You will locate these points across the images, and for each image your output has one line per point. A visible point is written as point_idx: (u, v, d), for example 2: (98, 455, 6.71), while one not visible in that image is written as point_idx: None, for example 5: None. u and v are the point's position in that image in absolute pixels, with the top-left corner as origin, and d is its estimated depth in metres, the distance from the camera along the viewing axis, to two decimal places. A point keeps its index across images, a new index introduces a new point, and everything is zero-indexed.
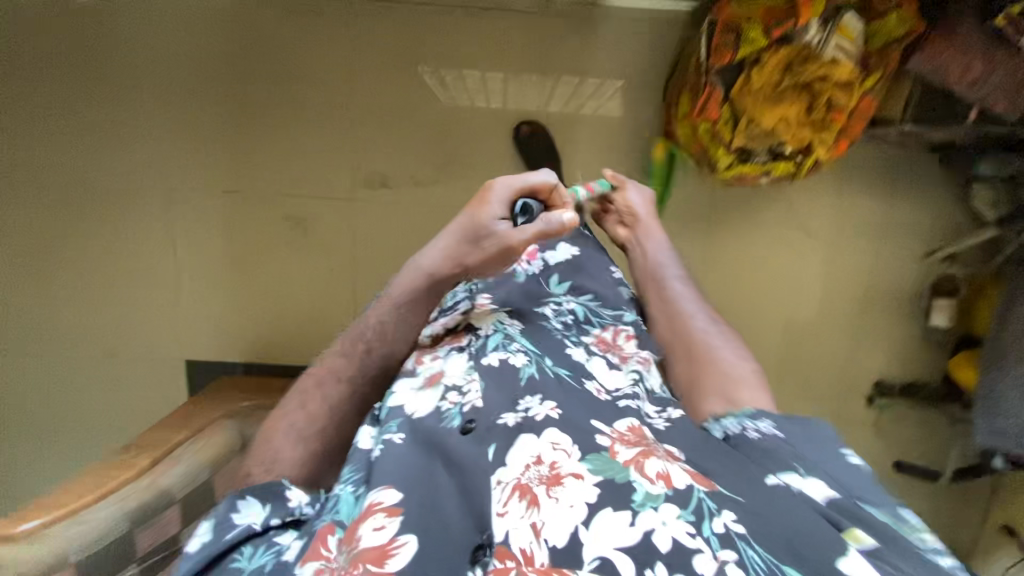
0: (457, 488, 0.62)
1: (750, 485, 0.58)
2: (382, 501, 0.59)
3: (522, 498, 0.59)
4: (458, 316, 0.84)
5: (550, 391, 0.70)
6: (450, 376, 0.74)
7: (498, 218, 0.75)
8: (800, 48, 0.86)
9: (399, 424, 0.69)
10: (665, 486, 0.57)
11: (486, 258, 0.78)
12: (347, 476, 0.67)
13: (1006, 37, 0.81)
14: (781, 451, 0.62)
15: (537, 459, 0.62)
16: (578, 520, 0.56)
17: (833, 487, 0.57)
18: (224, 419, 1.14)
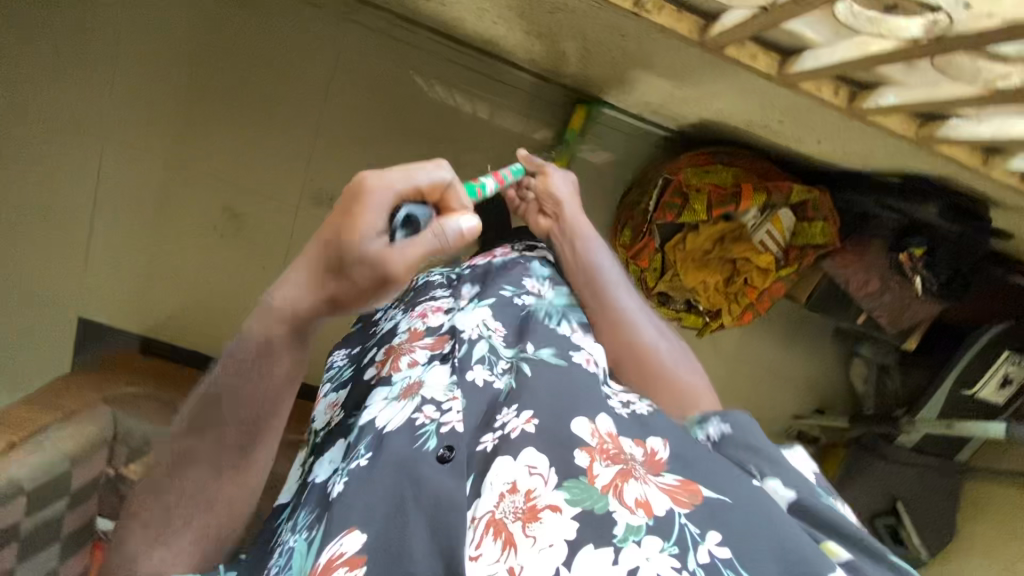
0: (423, 516, 0.42)
1: (730, 487, 0.41)
2: (342, 550, 0.40)
3: (494, 538, 0.40)
4: (440, 318, 0.65)
5: (535, 394, 0.49)
6: (428, 388, 0.53)
7: (371, 232, 0.40)
8: (735, 226, 1.03)
9: (366, 444, 0.49)
10: (648, 517, 0.39)
11: (356, 295, 0.42)
12: (299, 522, 0.47)
13: (902, 272, 1.00)
14: (737, 455, 0.47)
15: (511, 488, 0.43)
16: (559, 560, 0.38)
17: (790, 490, 0.44)
18: (97, 405, 1.00)
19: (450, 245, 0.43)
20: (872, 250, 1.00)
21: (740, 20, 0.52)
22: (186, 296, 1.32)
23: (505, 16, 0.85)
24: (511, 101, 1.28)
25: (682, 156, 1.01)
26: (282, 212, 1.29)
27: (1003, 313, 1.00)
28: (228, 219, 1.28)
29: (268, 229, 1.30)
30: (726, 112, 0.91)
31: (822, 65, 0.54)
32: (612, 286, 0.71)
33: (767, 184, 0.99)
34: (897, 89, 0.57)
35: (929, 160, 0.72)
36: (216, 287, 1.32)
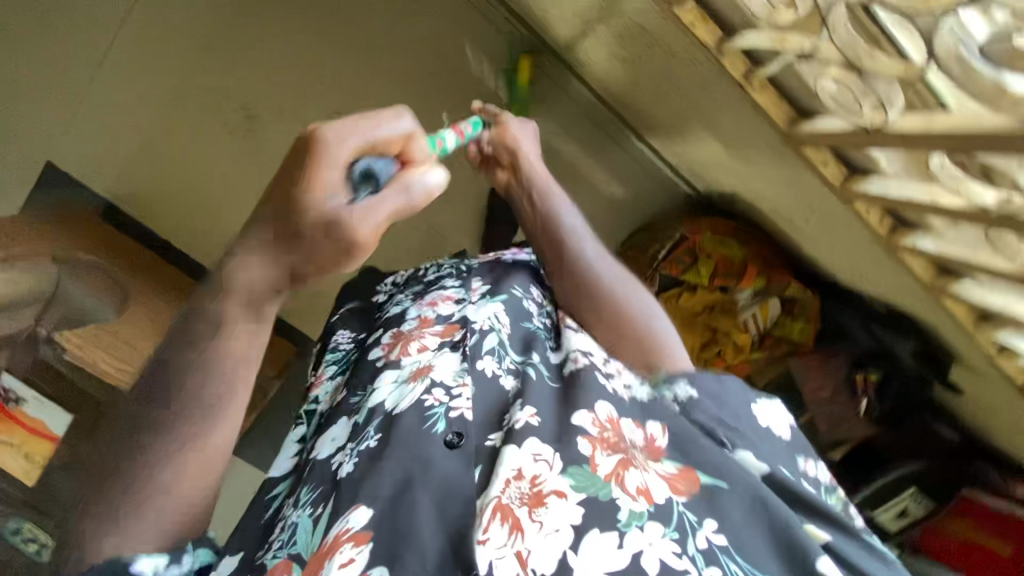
0: (430, 501, 0.48)
1: (727, 475, 0.48)
2: (350, 527, 0.46)
3: (501, 522, 0.45)
4: (450, 308, 0.70)
5: (538, 395, 0.55)
6: (438, 372, 0.59)
7: (326, 194, 0.40)
8: (727, 300, 1.10)
9: (377, 426, 0.56)
10: (648, 503, 0.45)
11: (305, 265, 0.41)
12: (304, 499, 0.53)
13: (852, 389, 1.06)
14: (714, 427, 0.52)
15: (517, 475, 0.48)
16: (565, 544, 0.43)
17: (763, 463, 0.50)
18: (48, 262, 1.02)
19: (418, 205, 0.45)
20: (834, 359, 1.08)
21: (833, 129, 0.55)
22: (168, 179, 1.25)
23: (596, 27, 0.87)
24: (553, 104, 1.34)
25: (702, 220, 1.12)
26: (302, 130, 1.29)
27: (913, 454, 1.02)
28: (244, 117, 1.26)
29: (282, 140, 1.28)
30: (759, 190, 0.96)
31: (887, 195, 0.58)
32: (573, 240, 0.72)
33: (769, 273, 1.08)
34: (933, 239, 0.62)
35: (921, 303, 0.78)
36: (206, 179, 1.27)
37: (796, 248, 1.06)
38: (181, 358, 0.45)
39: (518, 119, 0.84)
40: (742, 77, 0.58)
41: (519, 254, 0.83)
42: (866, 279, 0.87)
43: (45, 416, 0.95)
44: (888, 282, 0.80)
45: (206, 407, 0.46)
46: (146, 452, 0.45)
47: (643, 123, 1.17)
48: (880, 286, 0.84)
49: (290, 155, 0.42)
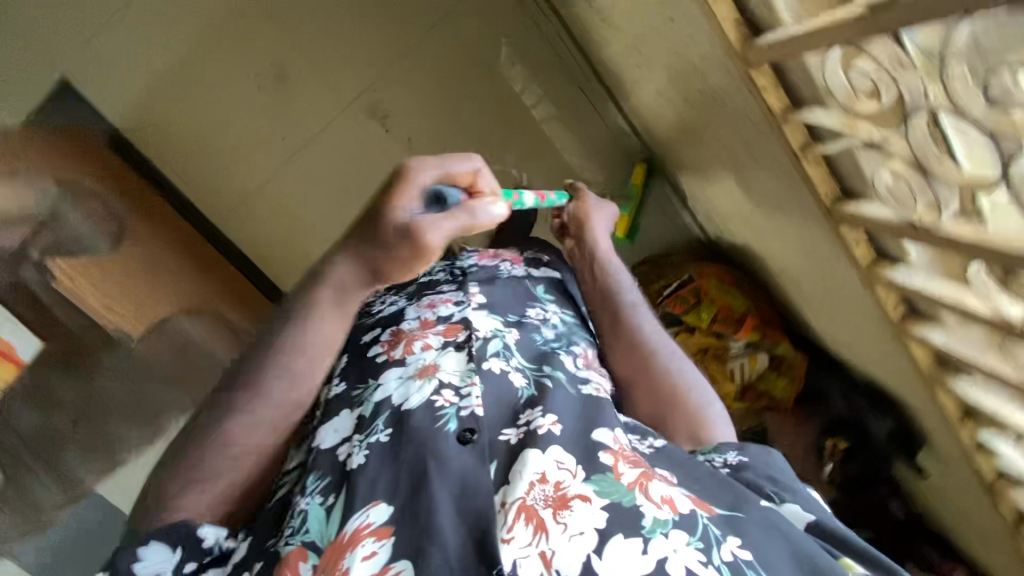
0: (449, 495, 0.51)
1: (744, 503, 0.51)
2: (370, 522, 0.50)
3: (526, 522, 0.48)
4: (450, 309, 0.74)
5: (554, 402, 0.59)
6: (444, 372, 0.63)
7: (406, 212, 0.53)
8: (721, 345, 1.11)
9: (386, 420, 0.59)
10: (673, 512, 0.49)
11: (391, 265, 0.55)
12: (310, 485, 0.55)
13: (820, 454, 1.10)
14: (755, 476, 0.56)
15: (541, 478, 0.51)
16: (589, 547, 0.46)
17: (806, 512, 0.53)
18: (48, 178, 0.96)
19: (480, 224, 0.55)
20: (811, 423, 1.11)
21: (876, 217, 0.57)
22: (188, 122, 1.23)
23: (653, 64, 0.89)
24: (582, 122, 1.38)
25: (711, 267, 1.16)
26: (333, 100, 1.28)
27: (864, 527, 1.10)
28: (275, 75, 1.24)
29: (313, 106, 1.27)
30: (773, 250, 1.00)
31: (913, 284, 0.61)
32: (630, 310, 0.80)
33: (764, 329, 1.11)
34: (945, 333, 0.65)
35: (911, 387, 0.81)
36: (227, 130, 1.25)
37: (794, 309, 1.11)
38: (279, 360, 0.59)
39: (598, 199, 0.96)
40: (799, 148, 0.60)
41: (517, 264, 0.88)
42: (864, 355, 0.90)
43: (16, 341, 0.85)
44: (883, 361, 0.83)
45: (282, 401, 0.58)
46: (228, 429, 0.56)
47: (670, 160, 1.20)
48: (874, 362, 0.87)
49: (385, 183, 0.55)
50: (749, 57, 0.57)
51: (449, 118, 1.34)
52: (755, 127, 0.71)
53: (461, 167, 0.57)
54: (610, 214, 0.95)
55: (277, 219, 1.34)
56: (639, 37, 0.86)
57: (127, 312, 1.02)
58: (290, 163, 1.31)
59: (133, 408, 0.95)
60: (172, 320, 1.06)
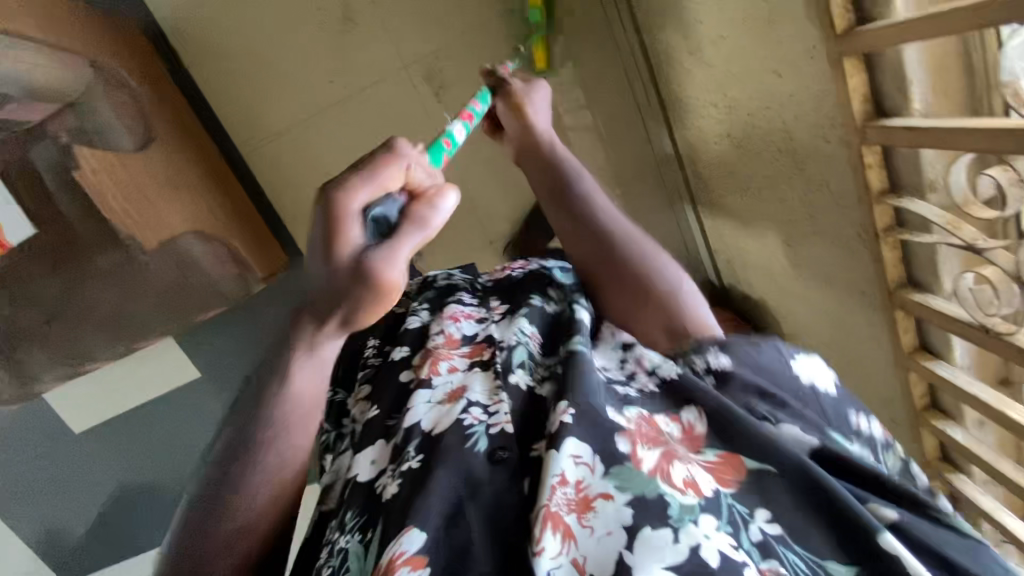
0: (483, 522, 0.49)
1: (771, 454, 0.50)
2: (404, 550, 0.47)
3: (554, 531, 0.45)
4: (474, 329, 0.73)
5: (575, 387, 0.55)
6: (472, 393, 0.60)
7: (354, 241, 0.47)
8: None
9: (417, 446, 0.57)
10: (698, 496, 0.47)
11: (348, 305, 0.48)
12: (349, 525, 0.55)
13: None
14: (750, 396, 0.56)
15: (561, 481, 0.48)
16: (620, 544, 0.44)
17: (809, 437, 0.53)
18: (84, 61, 0.98)
19: (434, 229, 0.51)
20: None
21: (946, 312, 0.59)
22: (234, 34, 1.22)
23: (730, 113, 0.93)
24: (630, 139, 1.37)
25: (725, 312, 1.28)
26: (391, 55, 1.27)
27: None
28: (342, 17, 1.23)
29: (368, 56, 1.26)
30: (792, 312, 1.05)
31: (950, 379, 0.64)
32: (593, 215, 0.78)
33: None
34: (965, 434, 0.68)
35: None
36: (274, 53, 1.24)
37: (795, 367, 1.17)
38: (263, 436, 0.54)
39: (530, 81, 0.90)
40: (883, 229, 0.63)
41: (524, 265, 0.86)
42: None
43: (8, 221, 0.90)
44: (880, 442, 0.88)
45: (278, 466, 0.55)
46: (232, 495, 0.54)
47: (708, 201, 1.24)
48: None
49: (315, 217, 0.48)
50: (867, 134, 0.59)
51: None
52: (832, 198, 0.75)
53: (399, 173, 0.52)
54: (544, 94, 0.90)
55: (308, 159, 1.32)
56: (728, 83, 0.90)
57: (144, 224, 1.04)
58: (331, 106, 1.29)
59: (110, 322, 1.05)
60: (182, 238, 1.10)
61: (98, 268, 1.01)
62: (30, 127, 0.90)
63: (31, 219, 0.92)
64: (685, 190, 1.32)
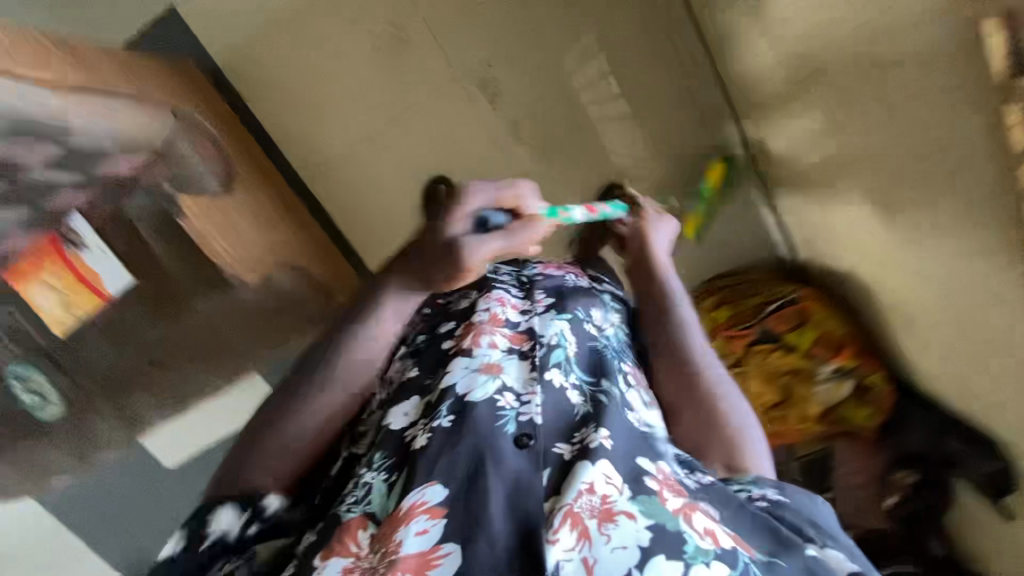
0: (502, 491, 0.50)
1: (784, 552, 0.50)
2: (426, 500, 0.49)
3: (571, 527, 0.47)
4: (517, 316, 0.69)
5: (614, 418, 0.56)
6: (508, 375, 0.59)
7: (459, 231, 0.63)
8: (810, 369, 1.24)
9: (450, 407, 0.56)
10: (715, 544, 0.47)
11: (438, 273, 0.62)
12: (376, 462, 0.55)
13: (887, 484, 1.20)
14: (796, 520, 0.53)
15: (589, 487, 0.49)
16: (632, 562, 0.45)
17: (847, 562, 0.50)
18: (167, 112, 1.10)
19: (518, 241, 0.64)
20: (882, 455, 1.22)
21: None
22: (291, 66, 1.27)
23: None
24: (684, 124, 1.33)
25: (815, 289, 1.28)
26: (443, 68, 1.29)
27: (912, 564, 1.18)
28: (392, 35, 1.27)
29: (420, 69, 1.29)
30: (909, 281, 1.07)
31: None
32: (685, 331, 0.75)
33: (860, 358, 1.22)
34: None
35: None
36: (331, 80, 1.30)
37: (896, 338, 1.19)
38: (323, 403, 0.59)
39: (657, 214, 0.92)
40: None
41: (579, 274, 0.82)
42: None
43: (103, 271, 0.96)
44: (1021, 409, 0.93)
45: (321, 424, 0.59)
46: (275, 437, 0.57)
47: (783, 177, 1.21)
48: None
49: (444, 209, 0.66)
50: None
51: (554, 103, 1.31)
52: None
53: (515, 198, 0.66)
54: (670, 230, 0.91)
55: (375, 177, 1.39)
56: None
57: (236, 251, 1.17)
58: (390, 126, 1.34)
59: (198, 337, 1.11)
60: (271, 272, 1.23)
61: (196, 311, 1.11)
62: (123, 179, 0.98)
63: (130, 271, 1.00)
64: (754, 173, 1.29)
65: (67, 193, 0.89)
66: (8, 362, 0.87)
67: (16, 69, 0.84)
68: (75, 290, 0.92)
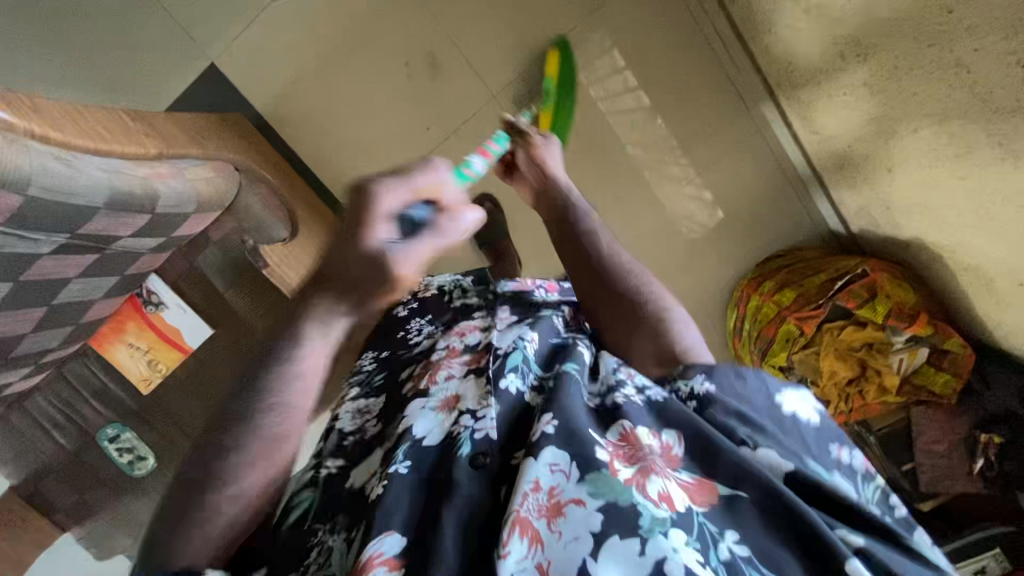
0: (455, 520, 0.50)
1: (742, 480, 0.49)
2: (381, 551, 0.49)
3: (521, 535, 0.46)
4: (478, 339, 0.73)
5: (564, 404, 0.55)
6: (465, 402, 0.61)
7: (380, 235, 0.53)
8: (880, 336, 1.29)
9: (405, 452, 0.57)
10: (670, 511, 0.47)
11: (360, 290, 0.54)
12: (337, 526, 0.55)
13: (968, 445, 1.26)
14: (734, 420, 0.52)
15: (534, 486, 0.49)
16: (585, 550, 0.45)
17: (785, 461, 0.50)
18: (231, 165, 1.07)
19: (449, 239, 0.56)
20: (961, 419, 1.27)
21: None
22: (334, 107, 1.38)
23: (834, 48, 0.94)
24: (716, 102, 1.37)
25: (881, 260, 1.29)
26: (479, 88, 1.37)
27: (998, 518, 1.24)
28: (426, 62, 1.35)
29: (458, 93, 1.38)
30: (972, 239, 1.10)
31: None
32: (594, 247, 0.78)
33: (935, 324, 1.23)
34: None
35: None
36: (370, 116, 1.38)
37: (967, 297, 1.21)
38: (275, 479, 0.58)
39: (541, 135, 0.94)
40: None
41: (551, 289, 0.86)
42: None
43: (178, 327, 1.13)
44: None
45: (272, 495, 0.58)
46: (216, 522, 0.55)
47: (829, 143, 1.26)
48: None
49: (355, 206, 0.55)
50: None
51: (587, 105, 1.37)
52: None
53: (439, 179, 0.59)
54: (557, 147, 0.95)
55: None
56: None
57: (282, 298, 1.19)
58: (434, 149, 1.43)
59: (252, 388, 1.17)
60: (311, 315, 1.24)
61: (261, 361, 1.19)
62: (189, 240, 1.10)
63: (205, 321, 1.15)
64: (809, 170, 1.39)
65: (141, 255, 0.99)
66: (101, 422, 1.11)
67: (116, 149, 0.83)
68: (157, 350, 1.12)
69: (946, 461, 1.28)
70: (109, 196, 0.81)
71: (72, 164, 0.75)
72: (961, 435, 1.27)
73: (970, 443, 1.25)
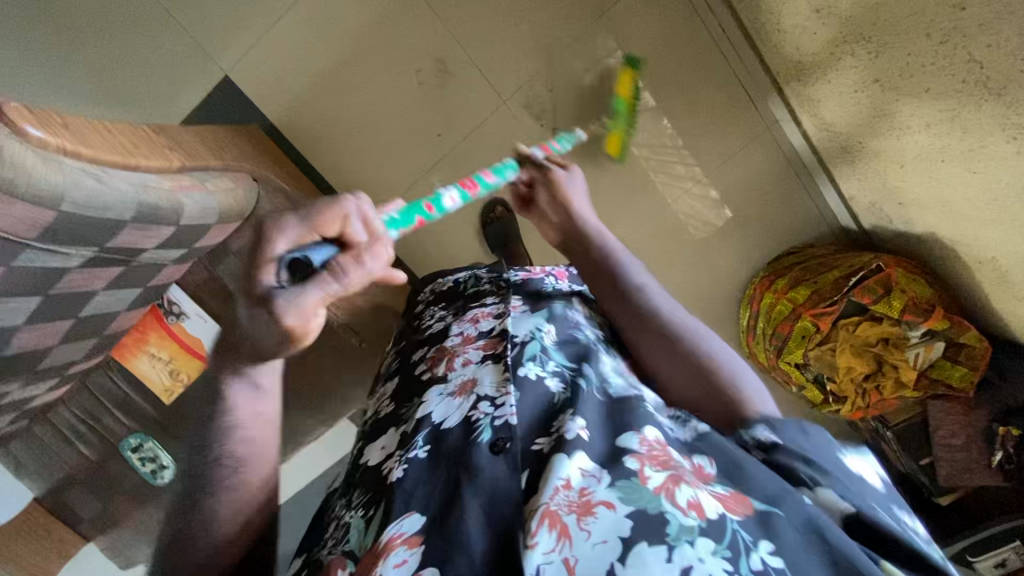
0: (479, 503, 0.53)
1: (781, 501, 0.50)
2: (401, 532, 0.52)
3: (549, 528, 0.48)
4: (489, 324, 0.77)
5: (589, 408, 0.59)
6: (480, 387, 0.65)
7: (267, 279, 0.52)
8: (900, 335, 1.29)
9: (425, 437, 0.62)
10: (699, 518, 0.47)
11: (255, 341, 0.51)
12: (356, 503, 0.61)
13: (988, 439, 1.26)
14: (788, 462, 0.56)
15: (565, 483, 0.51)
16: (613, 555, 0.46)
17: (839, 500, 0.53)
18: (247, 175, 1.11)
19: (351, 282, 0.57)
20: (979, 412, 1.28)
21: None
22: (348, 119, 1.42)
23: None
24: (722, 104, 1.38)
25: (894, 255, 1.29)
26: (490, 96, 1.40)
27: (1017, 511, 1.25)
28: (437, 71, 1.38)
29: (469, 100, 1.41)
30: (985, 232, 1.11)
31: None
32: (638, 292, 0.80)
33: (950, 318, 1.24)
34: None
35: None
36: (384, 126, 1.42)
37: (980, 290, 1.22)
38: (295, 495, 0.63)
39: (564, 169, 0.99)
40: None
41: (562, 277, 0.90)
42: None
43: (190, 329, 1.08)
44: None
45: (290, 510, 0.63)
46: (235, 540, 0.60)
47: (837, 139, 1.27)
48: None
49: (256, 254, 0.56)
50: None
51: None
52: None
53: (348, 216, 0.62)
54: (580, 181, 0.99)
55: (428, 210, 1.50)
56: None
57: None
58: (446, 156, 1.47)
59: None
60: None
61: None
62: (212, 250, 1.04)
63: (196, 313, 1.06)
64: (814, 160, 1.39)
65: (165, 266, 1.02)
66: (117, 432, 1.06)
67: (143, 164, 0.89)
68: (177, 358, 1.10)
69: (963, 453, 1.30)
70: (139, 210, 0.85)
71: (102, 178, 0.80)
72: (980, 427, 1.28)
73: (990, 435, 1.26)
